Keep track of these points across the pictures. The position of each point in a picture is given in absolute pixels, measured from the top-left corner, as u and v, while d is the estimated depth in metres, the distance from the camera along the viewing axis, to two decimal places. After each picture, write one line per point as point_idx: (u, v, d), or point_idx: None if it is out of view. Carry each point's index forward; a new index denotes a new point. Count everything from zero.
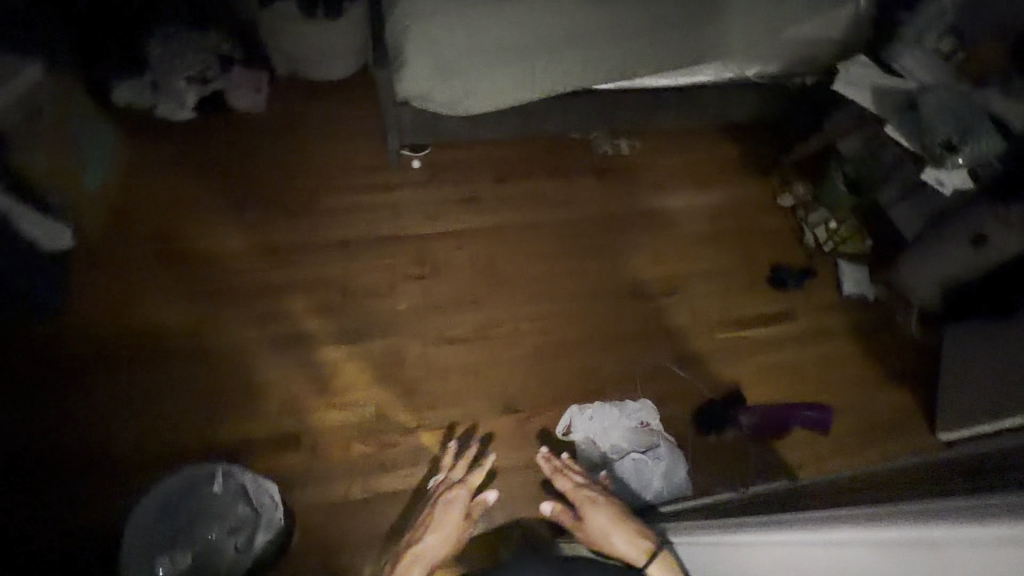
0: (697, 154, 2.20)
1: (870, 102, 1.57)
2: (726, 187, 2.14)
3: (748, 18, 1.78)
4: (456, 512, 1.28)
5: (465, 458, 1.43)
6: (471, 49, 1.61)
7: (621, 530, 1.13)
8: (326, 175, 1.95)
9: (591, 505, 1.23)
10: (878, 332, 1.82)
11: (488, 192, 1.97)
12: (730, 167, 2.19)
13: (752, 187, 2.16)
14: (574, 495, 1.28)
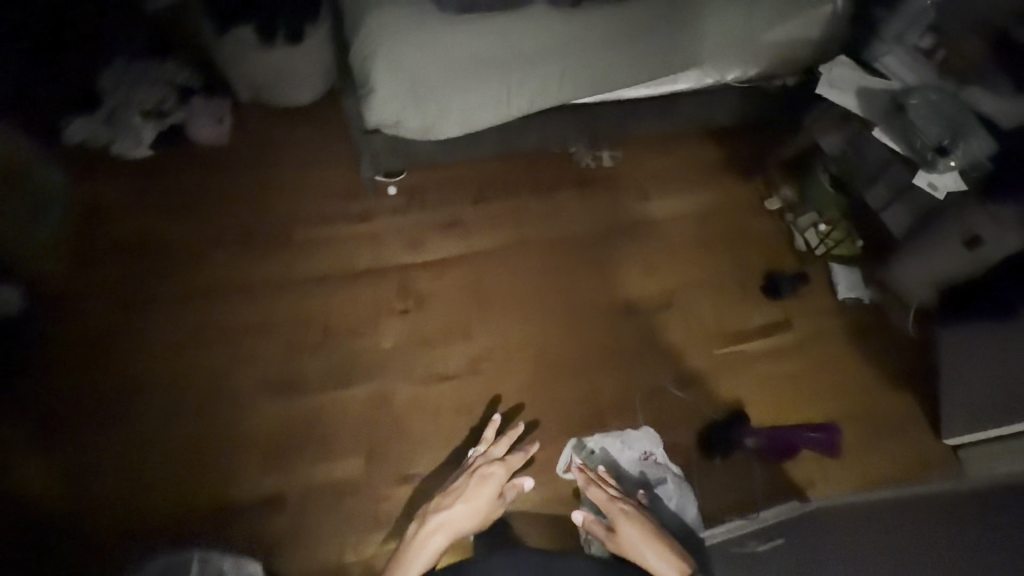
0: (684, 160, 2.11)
1: (858, 106, 1.56)
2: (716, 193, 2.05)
3: (729, 19, 1.69)
4: (490, 490, 1.33)
5: (509, 435, 1.45)
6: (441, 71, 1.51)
7: (654, 547, 1.22)
8: (297, 207, 1.84)
9: (626, 518, 1.28)
10: (879, 336, 1.78)
11: (470, 213, 1.88)
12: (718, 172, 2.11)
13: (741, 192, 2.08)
14: (608, 504, 1.31)
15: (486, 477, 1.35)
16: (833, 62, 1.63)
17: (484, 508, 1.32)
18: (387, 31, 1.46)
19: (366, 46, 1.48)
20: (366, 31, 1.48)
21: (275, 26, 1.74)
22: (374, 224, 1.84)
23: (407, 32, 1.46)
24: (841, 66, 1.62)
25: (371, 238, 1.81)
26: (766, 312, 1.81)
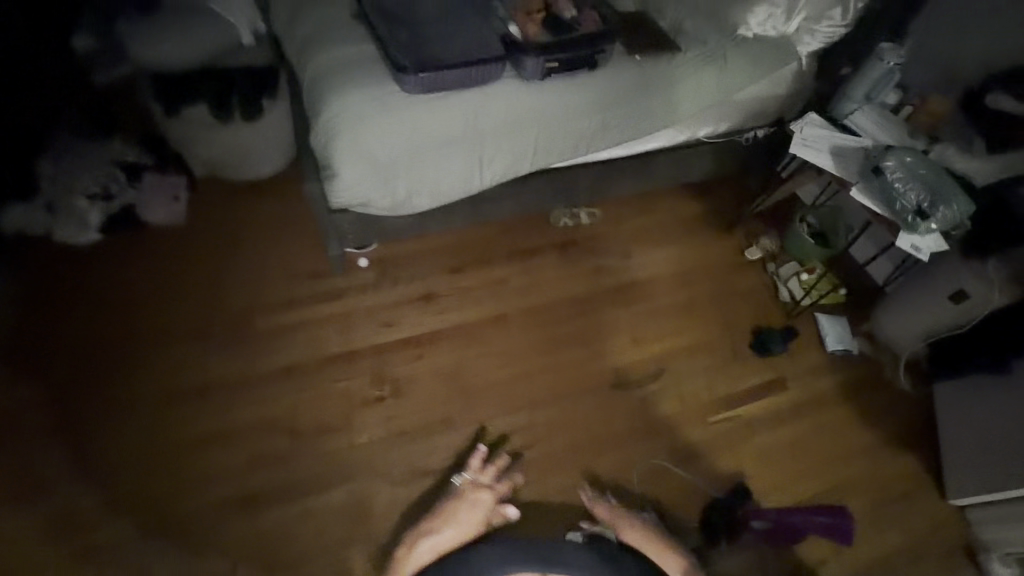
0: (661, 215, 2.11)
1: (833, 166, 1.54)
2: (694, 248, 2.05)
3: (700, 80, 1.67)
4: (479, 515, 1.42)
5: (496, 465, 1.49)
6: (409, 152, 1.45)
7: (656, 542, 1.42)
8: (262, 290, 1.75)
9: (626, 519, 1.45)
10: (870, 390, 1.75)
11: (446, 285, 1.82)
12: (694, 226, 2.10)
13: (719, 245, 2.07)
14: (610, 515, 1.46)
15: (474, 503, 1.43)
16: (803, 121, 1.61)
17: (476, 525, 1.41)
18: (349, 112, 1.39)
19: (328, 126, 1.40)
20: (325, 108, 1.40)
21: (228, 97, 1.69)
22: (345, 303, 1.75)
23: (374, 113, 1.39)
24: (811, 124, 1.61)
25: (342, 321, 1.71)
26: (756, 372, 1.76)
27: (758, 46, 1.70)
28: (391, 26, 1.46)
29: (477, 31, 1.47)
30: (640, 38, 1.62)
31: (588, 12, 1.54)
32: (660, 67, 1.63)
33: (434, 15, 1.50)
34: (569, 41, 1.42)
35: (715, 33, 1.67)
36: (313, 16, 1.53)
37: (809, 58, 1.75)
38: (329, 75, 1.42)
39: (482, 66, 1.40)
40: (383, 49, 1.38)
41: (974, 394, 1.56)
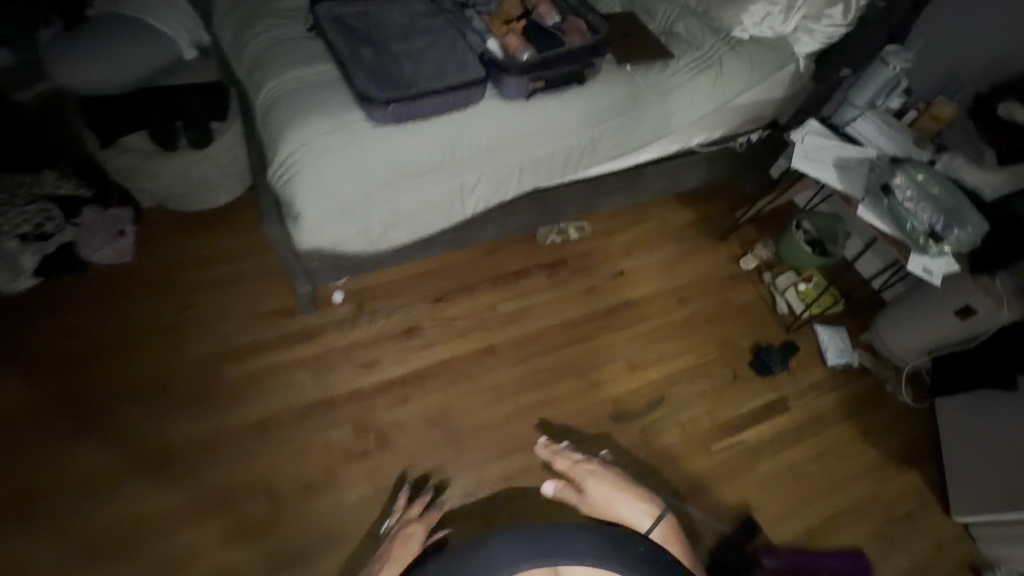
0: (651, 227, 2.02)
1: (838, 179, 1.45)
2: (687, 260, 1.97)
3: (696, 88, 1.54)
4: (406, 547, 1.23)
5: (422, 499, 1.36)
6: (379, 186, 1.29)
7: (622, 496, 1.09)
8: (224, 336, 1.59)
9: (591, 478, 1.23)
10: (872, 406, 1.70)
11: (428, 317, 1.70)
12: (685, 237, 2.02)
13: (712, 256, 1.99)
14: (575, 470, 1.30)
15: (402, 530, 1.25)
16: (804, 130, 1.52)
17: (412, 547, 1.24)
18: (311, 144, 1.21)
19: (287, 161, 1.22)
20: (283, 140, 1.21)
21: (170, 121, 1.51)
22: (321, 343, 1.62)
23: (338, 145, 1.22)
24: (812, 133, 1.51)
25: (318, 365, 1.57)
26: (757, 393, 1.69)
27: (756, 49, 1.58)
28: (351, 42, 1.27)
29: (452, 44, 1.30)
30: (630, 45, 1.49)
31: (573, 20, 1.39)
32: (653, 77, 1.49)
33: (400, 27, 1.32)
34: (557, 57, 1.28)
35: (709, 37, 1.56)
36: (260, 32, 1.34)
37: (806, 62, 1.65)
38: (284, 102, 1.23)
39: (462, 88, 1.24)
40: (346, 73, 1.21)
41: (981, 411, 1.51)
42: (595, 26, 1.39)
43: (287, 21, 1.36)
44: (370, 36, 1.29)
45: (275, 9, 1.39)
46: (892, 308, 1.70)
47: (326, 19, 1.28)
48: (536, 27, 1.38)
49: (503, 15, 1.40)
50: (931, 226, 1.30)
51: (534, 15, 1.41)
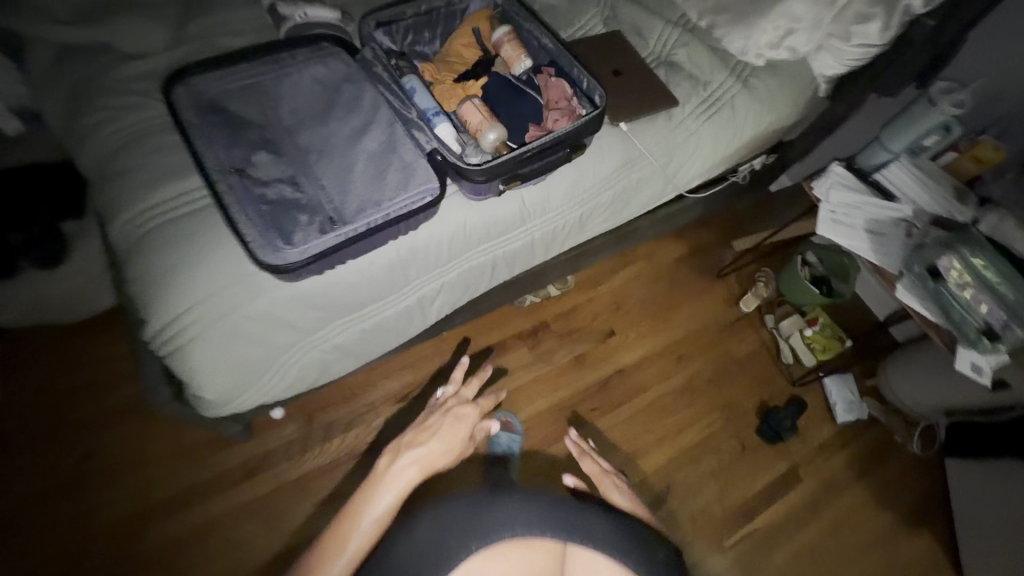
0: (641, 268, 1.76)
1: (869, 247, 1.23)
2: (685, 307, 1.73)
3: (703, 138, 1.22)
4: (462, 431, 1.22)
5: (480, 376, 1.34)
6: (305, 335, 0.96)
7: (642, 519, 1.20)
8: (132, 493, 1.26)
9: (615, 489, 1.25)
10: (884, 464, 1.59)
11: (394, 423, 1.42)
12: (679, 277, 1.77)
13: (709, 298, 1.76)
14: (601, 479, 1.27)
15: (451, 426, 1.22)
16: (828, 183, 1.28)
17: (446, 454, 1.18)
18: (201, 308, 0.85)
19: (168, 331, 0.86)
20: (159, 305, 0.85)
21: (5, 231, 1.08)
22: (266, 480, 1.32)
23: (240, 303, 0.87)
24: (838, 187, 1.27)
25: (265, 513, 1.29)
26: (768, 467, 1.55)
27: (773, 83, 1.28)
28: (234, 146, 0.84)
29: (389, 135, 0.89)
30: (621, 94, 1.15)
31: (552, 78, 1.02)
32: (654, 134, 1.16)
33: (314, 108, 0.91)
34: (540, 148, 0.91)
35: (718, 71, 1.23)
36: (97, 121, 0.90)
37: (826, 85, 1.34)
38: (150, 248, 0.85)
39: (403, 217, 0.85)
40: (225, 210, 0.80)
41: (994, 483, 1.40)
42: (590, 89, 1.01)
43: (137, 100, 0.92)
44: (267, 130, 0.87)
45: (115, 78, 0.92)
46: (905, 355, 1.55)
47: (191, 112, 0.84)
48: (501, 89, 1.01)
49: (447, 73, 1.04)
50: (986, 319, 1.10)
51: (493, 70, 1.05)
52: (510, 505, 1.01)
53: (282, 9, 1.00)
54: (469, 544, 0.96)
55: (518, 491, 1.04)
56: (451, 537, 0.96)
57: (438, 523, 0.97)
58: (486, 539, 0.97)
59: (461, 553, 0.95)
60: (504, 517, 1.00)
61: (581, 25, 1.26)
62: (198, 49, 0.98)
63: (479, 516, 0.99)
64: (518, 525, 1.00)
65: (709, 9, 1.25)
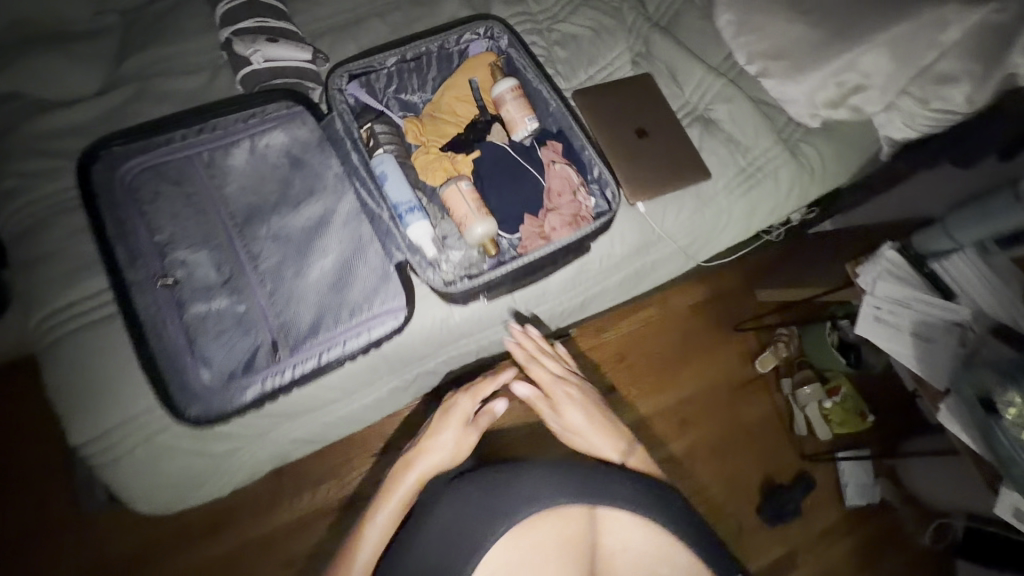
0: (653, 315, 1.60)
1: (914, 355, 1.06)
2: (695, 364, 1.58)
3: (737, 214, 1.03)
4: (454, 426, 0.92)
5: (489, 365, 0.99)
6: (246, 453, 0.83)
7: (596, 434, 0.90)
8: (69, 552, 1.13)
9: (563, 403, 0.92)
10: (886, 553, 1.49)
11: (368, 478, 1.25)
12: (693, 329, 1.61)
13: (721, 353, 1.61)
14: (548, 389, 0.93)
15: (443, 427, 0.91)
16: (875, 272, 1.10)
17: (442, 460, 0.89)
18: (121, 435, 0.74)
19: (83, 455, 0.75)
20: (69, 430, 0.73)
21: None
22: (215, 543, 1.19)
23: None
24: (887, 278, 1.10)
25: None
26: (764, 548, 1.47)
27: (827, 148, 1.07)
28: (164, 246, 0.71)
29: (351, 235, 0.75)
30: (643, 167, 0.96)
31: (557, 165, 0.84)
32: (677, 211, 0.98)
33: (266, 195, 0.76)
34: (535, 262, 0.77)
35: (763, 135, 1.03)
36: (13, 186, 0.76)
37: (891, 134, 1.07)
38: (62, 362, 0.73)
39: (357, 348, 0.71)
40: (140, 333, 0.66)
41: None
42: (602, 183, 0.83)
43: (59, 166, 0.78)
44: (206, 224, 0.73)
45: (33, 137, 0.78)
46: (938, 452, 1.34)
47: (117, 204, 0.71)
48: (495, 171, 0.84)
49: (435, 138, 0.88)
50: None
51: (489, 139, 0.86)
52: (528, 480, 0.81)
53: (240, 48, 0.83)
54: (480, 535, 0.76)
55: (530, 462, 0.83)
56: (468, 529, 0.77)
57: (458, 515, 0.79)
58: (507, 521, 0.77)
59: (476, 548, 0.75)
60: (521, 492, 0.79)
61: (607, 64, 1.05)
62: (139, 102, 0.83)
63: (497, 499, 0.79)
64: (538, 499, 0.79)
65: (761, 53, 1.05)
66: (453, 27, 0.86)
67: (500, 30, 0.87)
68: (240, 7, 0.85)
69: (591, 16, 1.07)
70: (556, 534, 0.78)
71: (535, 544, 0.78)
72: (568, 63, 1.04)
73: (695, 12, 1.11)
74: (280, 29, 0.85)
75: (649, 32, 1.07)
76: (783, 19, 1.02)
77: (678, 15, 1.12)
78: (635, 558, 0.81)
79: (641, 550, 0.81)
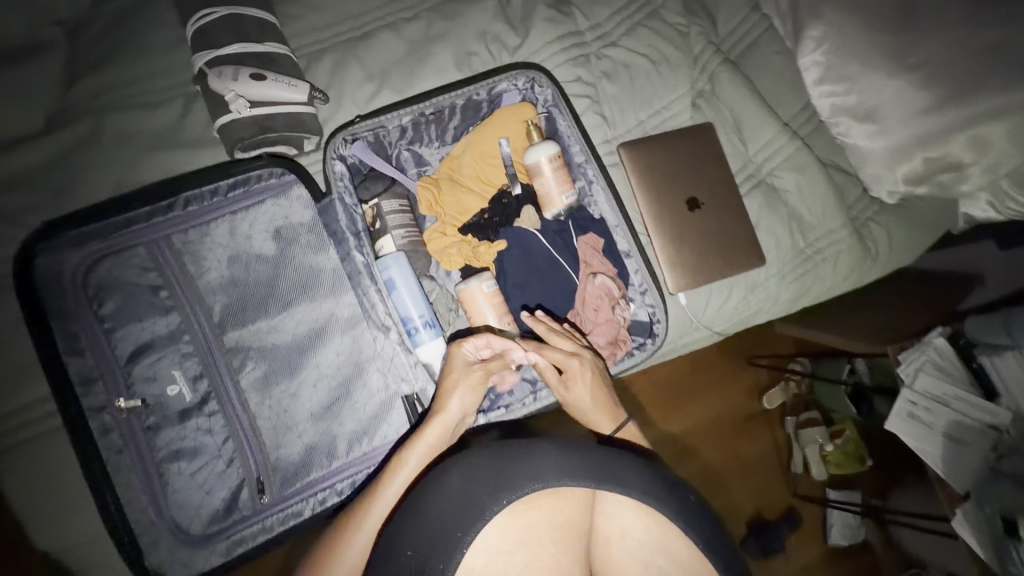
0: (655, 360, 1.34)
1: (938, 455, 0.96)
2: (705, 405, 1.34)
3: (788, 299, 0.90)
4: (462, 400, 0.62)
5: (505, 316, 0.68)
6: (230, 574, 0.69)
7: (601, 410, 0.68)
8: None
9: (570, 376, 0.67)
10: None
11: None
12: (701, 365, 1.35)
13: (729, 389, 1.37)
14: (562, 360, 0.66)
15: (450, 384, 0.62)
16: (921, 355, 0.97)
17: (451, 429, 0.62)
18: (88, 553, 0.61)
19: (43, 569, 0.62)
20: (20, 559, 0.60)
21: None
22: None
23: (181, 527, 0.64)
24: (930, 371, 0.97)
25: None
26: None
27: (898, 229, 0.93)
28: (128, 360, 0.60)
29: (349, 348, 0.65)
30: (690, 252, 0.83)
31: (596, 278, 0.72)
32: (720, 297, 0.86)
33: (250, 287, 0.64)
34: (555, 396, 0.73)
35: (831, 214, 0.88)
36: None
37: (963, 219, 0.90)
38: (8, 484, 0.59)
39: (349, 490, 0.64)
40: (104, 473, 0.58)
41: None
42: (646, 293, 0.72)
43: None
44: (178, 331, 0.62)
45: None
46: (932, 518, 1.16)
47: (67, 309, 0.59)
48: (523, 264, 0.73)
49: (453, 212, 0.74)
50: None
51: (517, 223, 0.74)
52: (540, 450, 0.60)
53: (216, 89, 0.66)
54: (481, 508, 0.56)
55: (546, 438, 0.62)
56: (466, 504, 0.56)
57: (458, 491, 0.57)
58: (513, 494, 0.57)
59: (477, 522, 0.55)
60: (530, 464, 0.59)
61: (663, 108, 0.88)
62: (91, 145, 0.66)
63: (504, 469, 0.58)
64: (553, 476, 0.58)
65: (846, 108, 0.86)
66: (483, 77, 0.70)
67: (544, 82, 0.71)
68: (222, 24, 0.67)
69: (649, 42, 0.87)
70: (557, 514, 0.62)
71: (532, 525, 0.62)
72: (617, 103, 0.86)
73: (773, 44, 0.91)
74: (272, 61, 0.68)
75: (717, 68, 0.89)
76: (881, 73, 0.82)
77: (750, 46, 0.92)
78: (631, 546, 0.65)
79: (637, 538, 0.65)
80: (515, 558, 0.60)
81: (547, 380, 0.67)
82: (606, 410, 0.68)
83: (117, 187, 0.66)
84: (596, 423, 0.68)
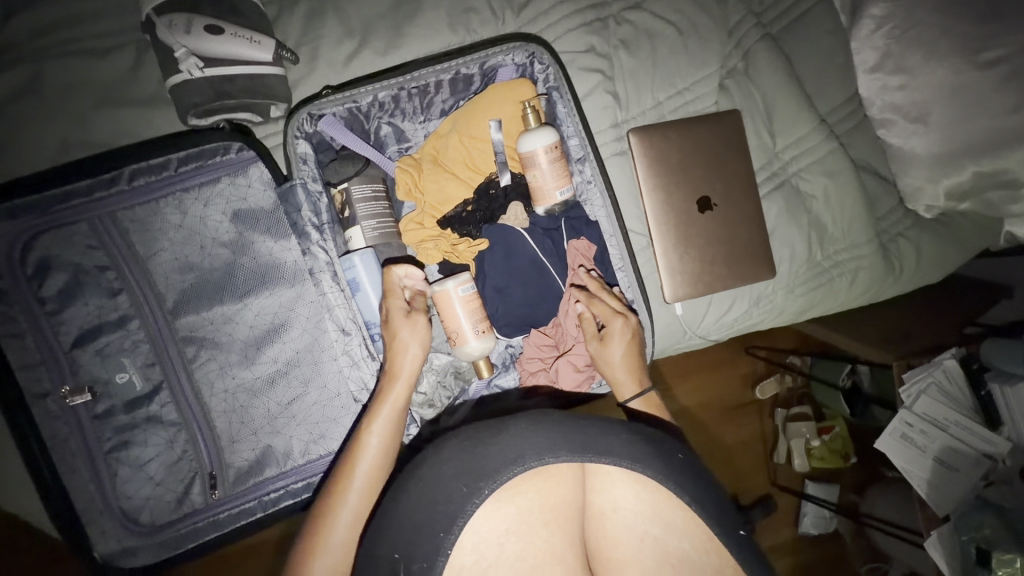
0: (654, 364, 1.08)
1: (926, 479, 0.84)
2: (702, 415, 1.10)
3: (803, 308, 0.83)
4: (409, 338, 0.57)
5: (479, 322, 0.61)
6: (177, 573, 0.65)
7: (622, 371, 0.63)
8: None
9: (609, 335, 0.64)
10: None
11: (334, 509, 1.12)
12: (704, 363, 1.09)
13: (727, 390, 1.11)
14: (603, 315, 0.64)
15: (398, 343, 0.57)
16: (925, 372, 0.86)
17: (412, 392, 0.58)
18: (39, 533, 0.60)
19: None
20: None
21: None
22: None
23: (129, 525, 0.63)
24: (934, 394, 0.85)
25: None
26: None
27: (932, 245, 0.83)
28: (72, 346, 0.56)
29: (308, 342, 0.61)
30: (695, 257, 0.75)
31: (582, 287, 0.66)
32: (726, 302, 0.80)
33: (206, 274, 0.59)
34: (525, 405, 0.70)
35: (859, 222, 0.80)
36: None
37: (1007, 240, 0.79)
38: None
39: (303, 492, 0.63)
40: (49, 459, 0.56)
41: None
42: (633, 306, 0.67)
43: None
44: (127, 316, 0.57)
45: None
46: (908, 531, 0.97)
47: (4, 290, 0.55)
48: (504, 270, 0.66)
49: (433, 202, 0.67)
50: None
51: (504, 220, 0.67)
52: (515, 428, 0.51)
53: (165, 41, 0.57)
54: (458, 505, 0.47)
55: (519, 414, 0.53)
56: (441, 495, 0.47)
57: (432, 479, 0.49)
58: (494, 483, 0.47)
59: (458, 522, 0.46)
60: (507, 448, 0.49)
61: (686, 89, 0.76)
62: (28, 105, 0.59)
63: (478, 456, 0.49)
64: (534, 456, 0.48)
65: (899, 100, 0.74)
66: (473, 50, 0.61)
67: (545, 59, 0.62)
68: None
69: (677, 7, 0.75)
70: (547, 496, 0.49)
71: (520, 515, 0.49)
72: (634, 79, 0.75)
73: (825, 19, 0.79)
74: (230, 11, 0.59)
75: (755, 44, 0.77)
76: (945, 62, 0.70)
77: (797, 20, 0.80)
78: (626, 521, 0.51)
79: (631, 511, 0.52)
80: (503, 551, 0.47)
81: (585, 331, 0.65)
82: (635, 375, 0.63)
83: (60, 155, 0.60)
84: (618, 388, 0.63)
